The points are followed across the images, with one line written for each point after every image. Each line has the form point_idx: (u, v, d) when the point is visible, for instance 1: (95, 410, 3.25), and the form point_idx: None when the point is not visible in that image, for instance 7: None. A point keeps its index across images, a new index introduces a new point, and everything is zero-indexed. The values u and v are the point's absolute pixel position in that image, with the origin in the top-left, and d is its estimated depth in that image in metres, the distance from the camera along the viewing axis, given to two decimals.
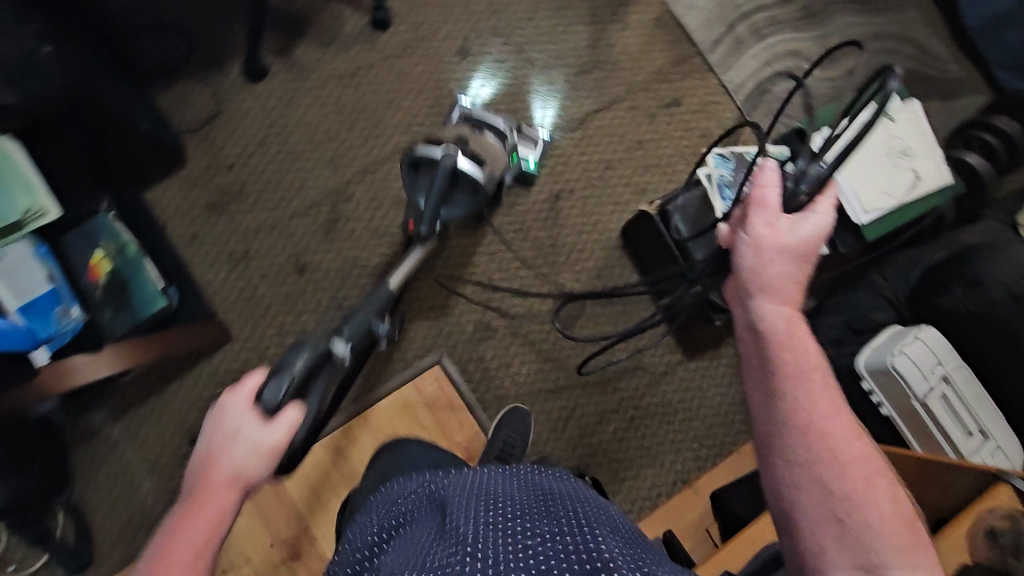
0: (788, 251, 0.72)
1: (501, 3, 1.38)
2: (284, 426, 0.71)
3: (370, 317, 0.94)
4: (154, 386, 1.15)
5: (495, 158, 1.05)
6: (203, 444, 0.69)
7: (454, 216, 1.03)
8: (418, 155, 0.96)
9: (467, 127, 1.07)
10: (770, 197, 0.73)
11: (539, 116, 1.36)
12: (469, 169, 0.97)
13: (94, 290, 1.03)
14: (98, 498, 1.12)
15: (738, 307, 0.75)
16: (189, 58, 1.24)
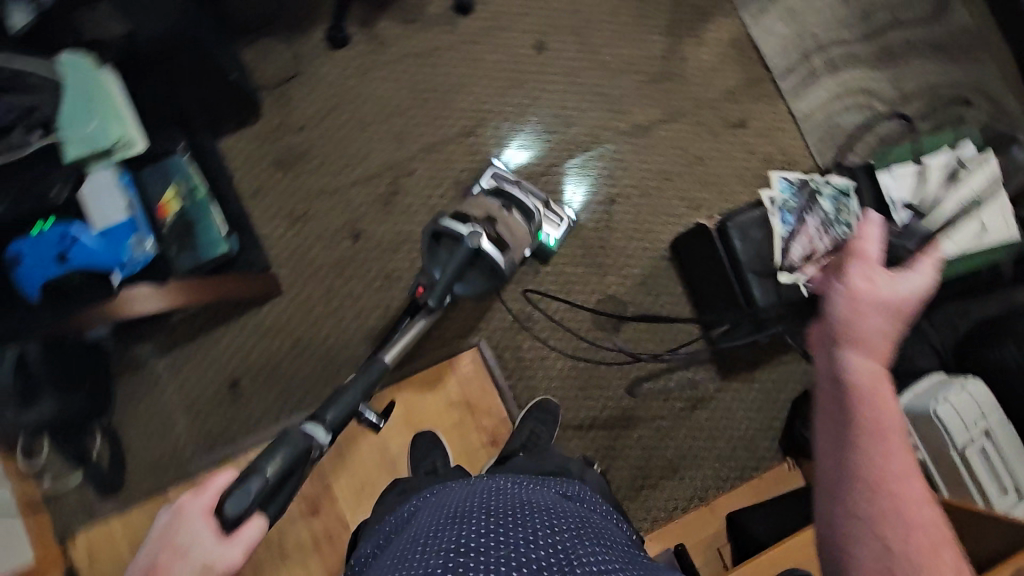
0: (884, 306, 0.65)
1: (582, 5, 1.39)
2: (242, 545, 0.64)
3: (358, 398, 0.89)
4: (202, 327, 1.19)
5: (518, 242, 1.06)
6: (144, 560, 0.60)
7: (467, 294, 1.03)
8: (443, 228, 0.99)
9: (495, 205, 1.09)
10: (870, 249, 0.69)
11: (568, 196, 1.33)
12: (491, 253, 0.98)
13: (162, 227, 1.07)
14: (135, 426, 1.15)
15: (816, 357, 0.66)
16: (277, 17, 1.28)
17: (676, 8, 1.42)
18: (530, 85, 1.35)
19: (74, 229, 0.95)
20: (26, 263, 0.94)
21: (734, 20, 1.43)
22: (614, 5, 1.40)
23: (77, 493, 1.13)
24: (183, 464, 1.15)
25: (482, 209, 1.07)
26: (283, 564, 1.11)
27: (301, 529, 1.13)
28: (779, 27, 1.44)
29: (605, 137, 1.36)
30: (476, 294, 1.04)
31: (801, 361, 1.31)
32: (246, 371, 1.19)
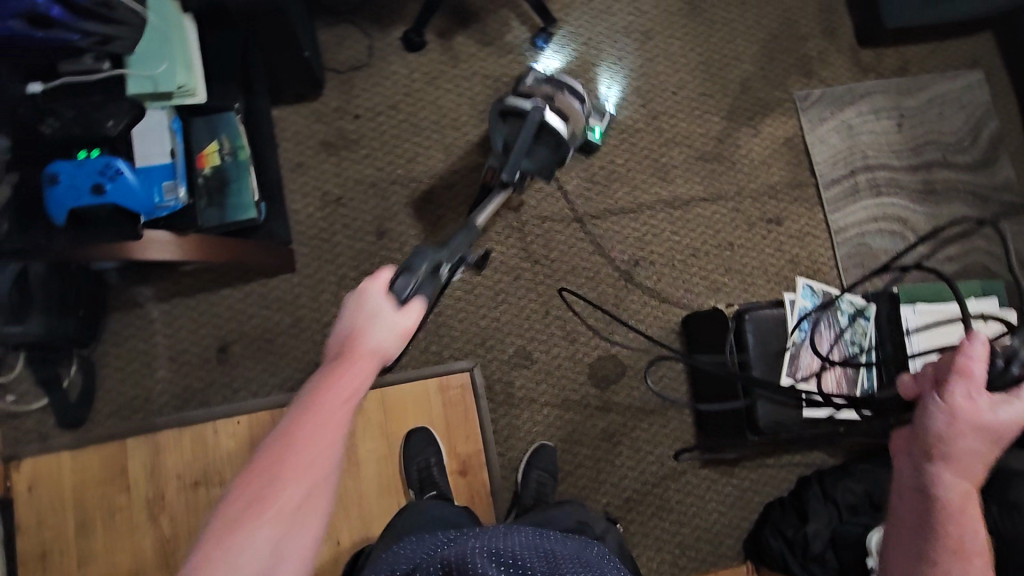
0: (986, 431, 0.64)
1: (653, 70, 1.43)
2: (413, 314, 0.74)
3: (465, 247, 0.85)
4: (207, 284, 1.17)
5: (574, 119, 1.11)
6: (346, 321, 0.72)
7: (535, 168, 1.04)
8: (509, 105, 1.04)
9: (547, 88, 1.13)
10: (975, 368, 0.65)
11: (603, 95, 1.40)
12: (553, 122, 1.02)
13: (197, 177, 1.05)
14: (113, 365, 1.14)
15: (904, 461, 0.69)
16: (363, 10, 1.31)
17: (741, 95, 1.46)
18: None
19: (119, 162, 0.86)
20: (56, 187, 0.85)
21: (792, 122, 1.47)
22: (683, 76, 1.44)
23: (38, 417, 1.11)
24: (151, 415, 1.13)
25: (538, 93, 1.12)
26: None
27: None
28: (833, 139, 1.47)
29: (644, 200, 1.37)
30: (542, 168, 1.04)
31: (782, 467, 1.30)
32: (237, 338, 1.17)
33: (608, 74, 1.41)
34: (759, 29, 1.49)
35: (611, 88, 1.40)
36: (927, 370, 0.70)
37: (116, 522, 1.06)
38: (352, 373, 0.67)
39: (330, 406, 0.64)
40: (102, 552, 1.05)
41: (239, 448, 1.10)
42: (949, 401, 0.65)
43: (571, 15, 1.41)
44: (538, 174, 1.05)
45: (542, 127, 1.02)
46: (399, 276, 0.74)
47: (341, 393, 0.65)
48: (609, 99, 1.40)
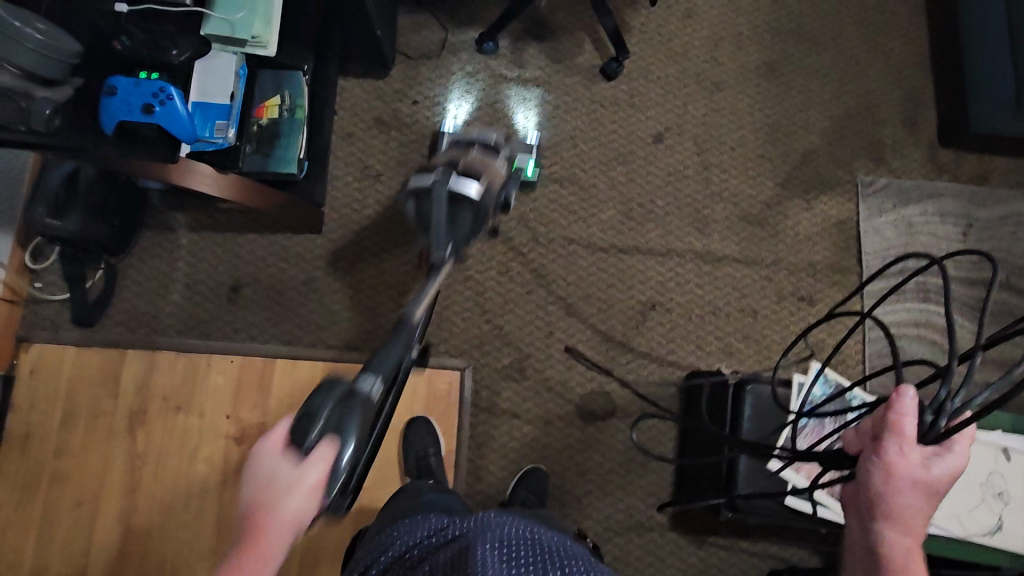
0: (924, 488, 0.62)
1: (715, 122, 1.41)
2: (319, 466, 0.57)
3: (400, 351, 0.76)
4: (238, 225, 1.23)
5: (490, 172, 0.96)
6: (246, 493, 0.55)
7: (456, 241, 0.91)
8: (411, 185, 0.91)
9: (456, 150, 1.01)
10: (908, 425, 0.63)
11: (522, 126, 1.34)
12: (464, 189, 0.89)
13: (252, 125, 1.11)
14: (135, 278, 1.20)
15: (855, 517, 0.68)
16: (446, 4, 1.36)
17: (800, 166, 1.42)
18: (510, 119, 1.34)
19: (174, 90, 0.87)
20: (111, 99, 0.84)
21: (848, 205, 1.41)
22: (745, 135, 1.41)
23: (57, 308, 1.17)
24: (155, 332, 1.18)
25: (449, 156, 1.00)
26: (185, 471, 1.11)
27: (219, 447, 1.13)
28: (889, 233, 1.40)
29: (675, 247, 1.35)
30: (462, 240, 0.92)
31: (754, 553, 1.24)
32: (251, 282, 1.22)
33: (521, 101, 1.35)
34: (835, 105, 1.46)
35: (528, 113, 1.35)
36: (867, 424, 0.68)
37: (97, 423, 1.12)
38: (258, 549, 0.51)
39: (273, 532, 0.52)
40: (76, 448, 1.11)
41: (226, 385, 1.15)
42: (884, 459, 0.63)
43: (645, 51, 1.41)
44: (468, 237, 0.93)
45: (456, 195, 0.90)
46: (301, 424, 0.60)
47: (289, 519, 0.53)
48: (529, 129, 1.34)
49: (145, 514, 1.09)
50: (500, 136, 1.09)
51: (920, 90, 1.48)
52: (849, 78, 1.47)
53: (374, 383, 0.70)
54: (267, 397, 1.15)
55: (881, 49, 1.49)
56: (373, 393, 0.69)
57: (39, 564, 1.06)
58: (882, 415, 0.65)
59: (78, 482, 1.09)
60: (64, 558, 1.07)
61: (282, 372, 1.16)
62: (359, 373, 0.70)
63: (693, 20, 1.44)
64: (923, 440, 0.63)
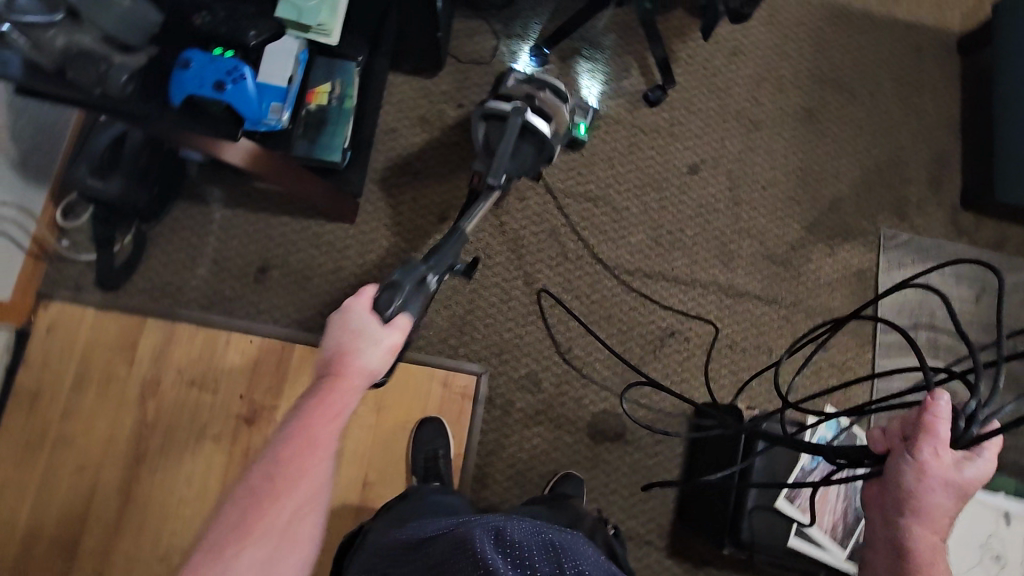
0: (955, 488, 0.66)
1: (750, 160, 1.43)
2: (397, 331, 0.73)
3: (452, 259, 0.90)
4: (272, 207, 1.23)
5: (558, 116, 1.08)
6: (332, 342, 0.70)
7: (515, 170, 1.05)
8: (490, 108, 1.03)
9: (526, 87, 1.09)
10: (942, 428, 0.66)
11: (585, 89, 1.38)
12: (536, 122, 1.02)
13: (302, 109, 1.11)
14: (163, 248, 1.19)
15: (880, 516, 0.71)
16: (501, 13, 1.37)
17: (827, 213, 1.44)
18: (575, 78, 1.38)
19: (247, 70, 0.87)
20: (183, 71, 0.84)
21: (870, 256, 1.44)
22: (777, 176, 1.44)
23: (80, 269, 1.15)
24: (177, 304, 1.17)
25: (519, 92, 1.08)
26: (192, 448, 1.10)
27: (229, 427, 1.12)
28: (906, 287, 1.43)
29: (699, 277, 1.37)
30: (524, 170, 1.06)
31: None
32: (279, 265, 1.21)
33: (589, 69, 1.39)
34: (866, 157, 1.49)
35: (593, 81, 1.38)
36: (894, 424, 0.72)
37: (109, 390, 1.10)
38: (343, 386, 0.66)
39: (352, 377, 0.67)
40: (85, 413, 1.09)
41: (243, 366, 1.14)
42: (918, 459, 0.66)
43: (689, 82, 1.43)
44: (524, 171, 1.07)
45: (525, 127, 1.03)
46: (385, 291, 0.75)
47: (366, 366, 0.69)
48: (592, 92, 1.38)
49: (147, 487, 1.08)
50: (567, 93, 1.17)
51: (948, 152, 1.52)
52: (882, 133, 1.50)
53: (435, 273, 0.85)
54: (282, 381, 1.14)
55: (915, 107, 1.53)
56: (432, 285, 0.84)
57: (34, 527, 1.04)
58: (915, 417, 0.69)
59: (83, 448, 1.08)
60: (60, 523, 1.05)
61: (299, 358, 1.16)
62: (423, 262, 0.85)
63: (738, 57, 1.46)
64: (954, 443, 0.67)
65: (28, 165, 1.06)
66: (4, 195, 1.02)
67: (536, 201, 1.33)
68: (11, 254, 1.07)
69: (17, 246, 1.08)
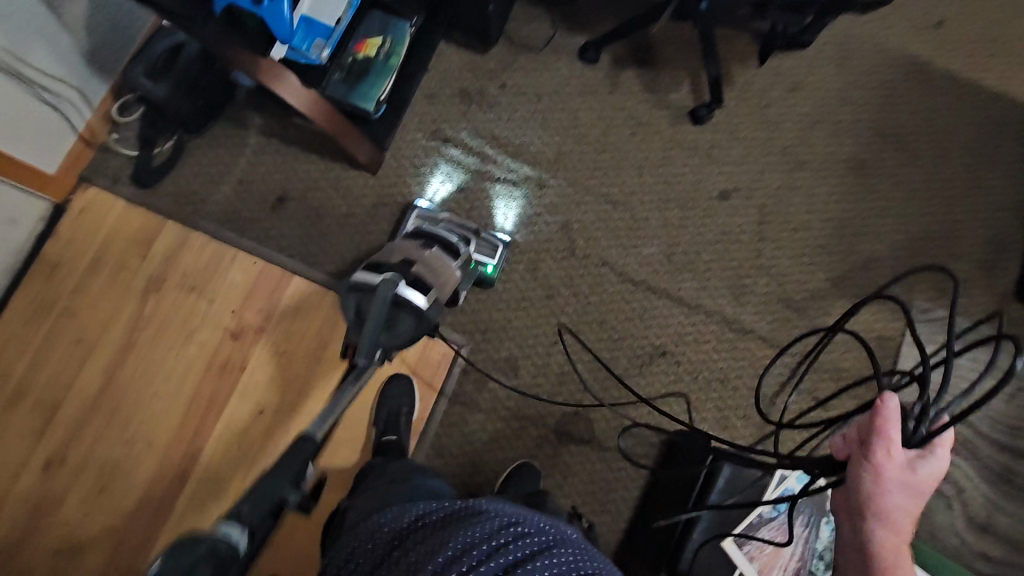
0: (912, 489, 0.62)
1: (786, 199, 1.38)
2: None
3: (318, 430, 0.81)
4: (304, 144, 1.29)
5: (445, 278, 0.97)
6: None
7: (392, 343, 0.87)
8: (359, 281, 0.88)
9: (413, 246, 1.00)
10: (893, 430, 0.61)
11: (500, 221, 1.31)
12: (408, 294, 0.87)
13: (349, 57, 1.16)
14: (199, 159, 1.27)
15: (846, 518, 0.68)
16: (563, 6, 1.39)
17: (858, 269, 1.37)
18: (489, 210, 1.31)
19: None
20: None
21: (896, 323, 1.35)
22: (812, 221, 1.38)
23: (124, 163, 1.25)
24: (197, 214, 1.26)
25: (401, 253, 0.98)
26: (178, 346, 1.16)
27: (215, 335, 1.17)
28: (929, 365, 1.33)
29: (704, 304, 1.32)
30: (399, 343, 0.88)
31: None
32: (297, 199, 1.28)
33: (504, 197, 1.31)
34: (913, 222, 1.40)
35: (509, 210, 1.31)
36: (854, 430, 0.67)
37: (119, 275, 1.18)
38: None
39: None
40: (93, 291, 1.17)
41: (241, 283, 1.20)
42: (872, 464, 0.62)
43: (738, 108, 1.40)
44: (404, 343, 0.89)
45: (399, 301, 0.86)
46: None
47: None
48: (506, 225, 1.31)
49: (129, 372, 1.14)
50: (462, 240, 1.10)
51: (1009, 235, 1.41)
52: (937, 200, 1.41)
53: (239, 535, 0.64)
54: (273, 306, 1.19)
55: (980, 182, 1.43)
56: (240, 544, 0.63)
57: (24, 383, 1.12)
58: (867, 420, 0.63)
59: (83, 322, 1.16)
60: (46, 387, 1.12)
61: (294, 289, 1.20)
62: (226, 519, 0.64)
63: (796, 94, 1.42)
64: (907, 443, 0.62)
65: (97, 56, 1.16)
66: (67, 74, 1.12)
67: (557, 195, 1.33)
68: (65, 134, 1.17)
69: (72, 129, 1.18)
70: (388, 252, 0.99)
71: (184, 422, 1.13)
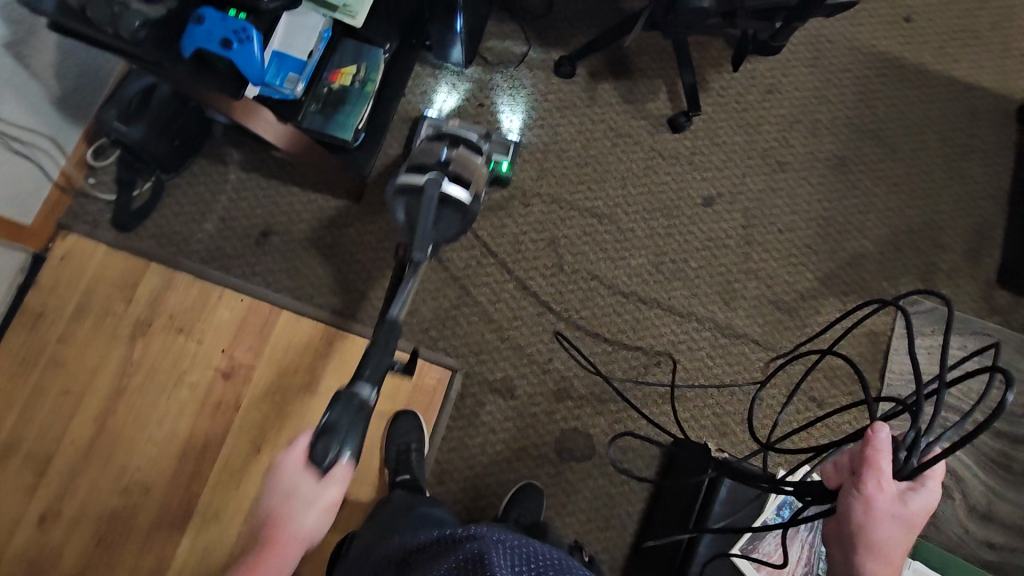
0: (904, 522, 0.63)
1: (770, 201, 1.39)
2: (338, 481, 0.66)
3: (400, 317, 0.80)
4: (285, 177, 1.29)
5: (479, 175, 0.96)
6: (264, 507, 0.65)
7: (442, 238, 0.88)
8: (404, 184, 0.87)
9: (440, 147, 0.97)
10: (883, 461, 0.63)
11: (506, 125, 1.35)
12: (455, 190, 0.87)
13: (324, 86, 1.15)
14: (179, 198, 1.26)
15: (838, 549, 0.68)
16: (536, 22, 1.39)
17: (845, 267, 1.37)
18: (495, 113, 1.35)
19: (254, 32, 0.88)
20: (196, 25, 0.85)
21: (886, 318, 1.36)
22: (796, 221, 1.38)
23: (103, 207, 1.24)
24: (180, 254, 1.25)
25: (431, 156, 0.94)
26: (168, 390, 1.15)
27: (205, 376, 1.16)
28: (922, 359, 1.34)
29: (695, 311, 1.33)
30: (450, 238, 0.89)
31: None
32: (282, 233, 1.27)
33: (508, 101, 1.36)
34: (897, 216, 1.41)
35: (514, 116, 1.35)
36: (844, 458, 0.69)
37: (104, 322, 1.17)
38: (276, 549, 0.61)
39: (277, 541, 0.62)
40: (78, 339, 1.15)
41: (229, 321, 1.18)
42: (863, 493, 0.64)
43: (717, 113, 1.41)
44: (452, 237, 0.89)
45: (445, 197, 0.86)
46: (319, 438, 0.67)
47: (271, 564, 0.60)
48: (513, 129, 1.35)
49: (119, 420, 1.13)
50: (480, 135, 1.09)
51: (991, 224, 1.42)
52: (919, 193, 1.43)
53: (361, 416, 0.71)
54: (263, 343, 1.18)
55: (960, 173, 1.44)
56: (371, 400, 0.74)
57: (14, 438, 1.10)
58: (860, 452, 0.65)
59: (70, 371, 1.14)
60: (37, 441, 1.11)
61: (283, 324, 1.19)
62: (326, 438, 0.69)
63: (773, 96, 1.43)
64: (898, 474, 0.64)
65: (68, 102, 1.15)
66: (36, 123, 1.10)
67: (543, 211, 1.33)
68: (39, 183, 1.16)
69: (45, 176, 1.16)
70: (418, 152, 0.97)
71: (179, 467, 1.11)
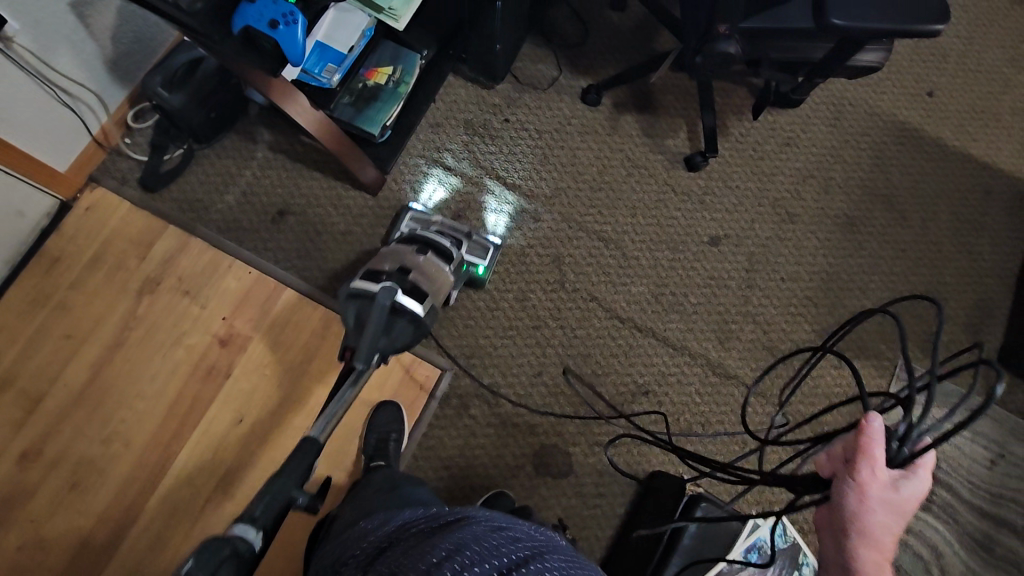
0: (895, 507, 0.64)
1: (776, 249, 1.41)
2: None
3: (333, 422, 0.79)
4: (311, 162, 1.34)
5: (438, 285, 1.04)
6: None
7: (391, 348, 0.90)
8: (359, 291, 0.92)
9: (408, 253, 1.06)
10: (878, 450, 0.63)
11: (492, 225, 1.35)
12: (406, 302, 0.92)
13: (359, 82, 1.21)
14: (206, 169, 1.31)
15: (830, 536, 0.68)
16: (568, 50, 1.45)
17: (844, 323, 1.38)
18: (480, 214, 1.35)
19: (303, 19, 0.94)
20: (249, 4, 0.91)
21: (880, 381, 1.36)
22: (800, 273, 1.40)
23: (135, 167, 1.29)
24: (199, 220, 1.29)
25: (398, 262, 1.04)
26: (165, 348, 1.17)
27: (202, 339, 1.19)
28: None
29: (689, 346, 1.34)
30: (396, 349, 0.91)
31: None
32: (298, 215, 1.32)
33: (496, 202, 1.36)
34: (901, 281, 1.42)
35: (501, 216, 1.35)
36: (837, 446, 0.68)
37: (116, 274, 1.20)
38: None
39: None
40: (89, 287, 1.19)
41: (235, 291, 1.22)
42: (858, 481, 0.64)
43: (733, 158, 1.44)
44: (399, 349, 0.91)
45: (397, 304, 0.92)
46: None
47: None
48: (498, 229, 1.35)
49: (112, 370, 1.15)
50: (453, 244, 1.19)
51: (996, 303, 1.43)
52: (925, 262, 1.44)
53: (254, 534, 0.63)
54: (263, 316, 1.21)
55: (969, 248, 1.45)
56: (252, 544, 0.63)
57: (10, 373, 1.13)
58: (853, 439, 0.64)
59: (75, 316, 1.17)
60: (32, 378, 1.13)
61: (286, 301, 1.23)
62: (236, 520, 0.64)
63: (790, 149, 1.46)
64: (891, 462, 0.64)
65: (118, 64, 1.22)
66: (86, 79, 1.16)
67: (552, 229, 1.36)
68: (79, 135, 1.22)
69: (86, 131, 1.23)
70: (387, 257, 1.06)
71: (163, 426, 1.13)
